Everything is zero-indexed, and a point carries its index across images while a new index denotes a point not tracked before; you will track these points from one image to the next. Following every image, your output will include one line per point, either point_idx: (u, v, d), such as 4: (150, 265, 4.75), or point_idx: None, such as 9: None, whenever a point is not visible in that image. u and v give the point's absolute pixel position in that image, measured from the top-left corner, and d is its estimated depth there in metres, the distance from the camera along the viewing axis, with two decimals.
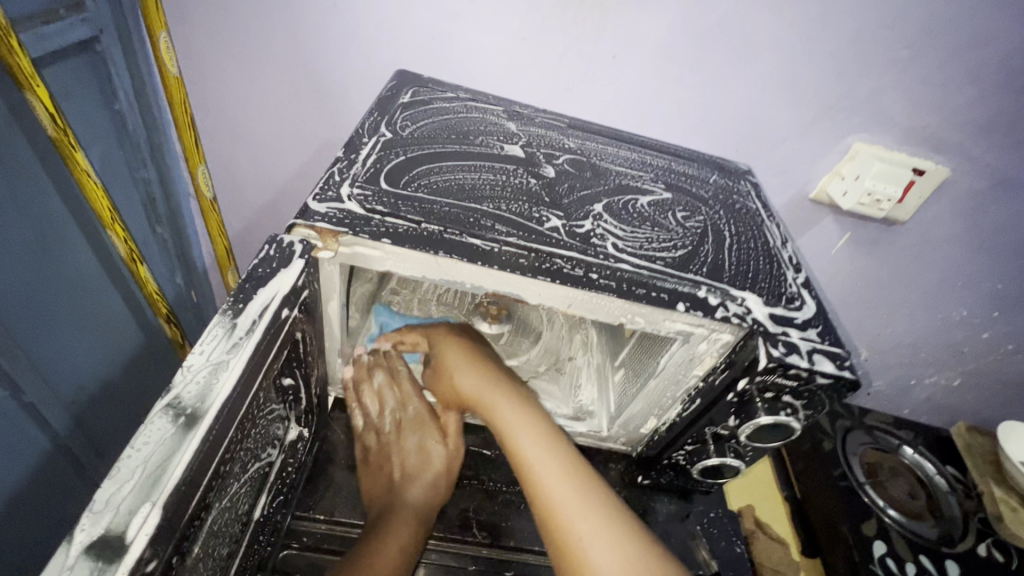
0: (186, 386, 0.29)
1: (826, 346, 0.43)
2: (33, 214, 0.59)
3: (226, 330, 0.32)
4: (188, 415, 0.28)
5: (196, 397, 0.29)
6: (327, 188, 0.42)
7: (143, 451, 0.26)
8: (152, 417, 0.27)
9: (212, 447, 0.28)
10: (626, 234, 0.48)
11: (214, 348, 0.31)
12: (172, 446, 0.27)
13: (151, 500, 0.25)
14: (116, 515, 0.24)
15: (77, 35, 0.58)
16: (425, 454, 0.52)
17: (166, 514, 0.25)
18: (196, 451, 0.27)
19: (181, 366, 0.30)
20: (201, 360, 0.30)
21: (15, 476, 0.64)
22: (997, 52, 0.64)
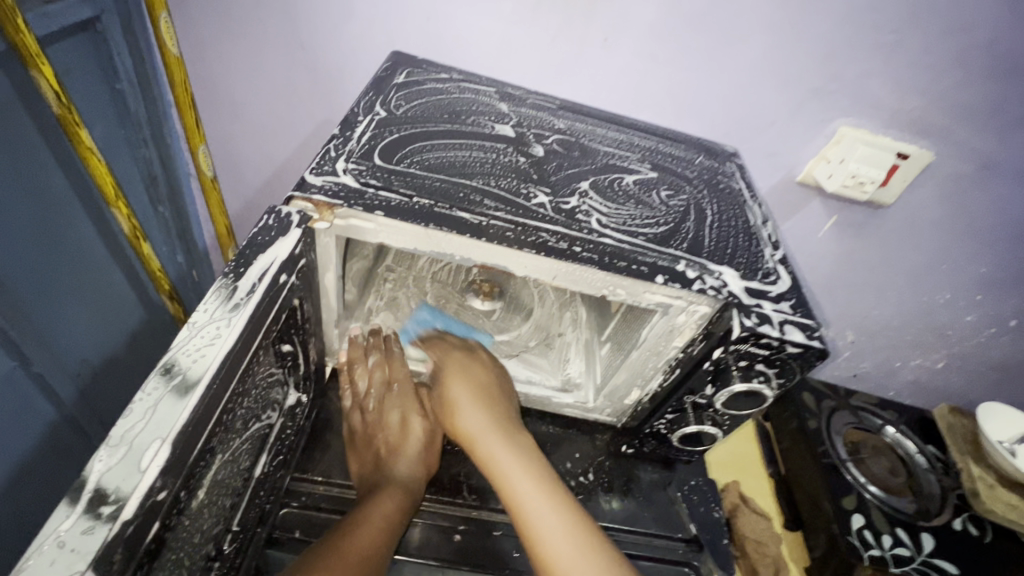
0: (191, 341, 0.31)
1: (797, 318, 0.46)
2: (38, 190, 0.61)
3: (227, 293, 0.34)
4: (194, 365, 0.30)
5: (201, 350, 0.31)
6: (323, 163, 0.44)
7: (151, 397, 0.29)
8: (160, 367, 0.29)
9: (216, 395, 0.31)
10: (611, 211, 0.50)
11: (215, 308, 0.33)
12: (181, 392, 0.29)
13: (162, 437, 0.27)
14: (130, 450, 0.27)
15: (78, 14, 0.59)
16: (406, 429, 0.55)
17: (175, 450, 0.27)
18: (201, 397, 0.29)
19: (187, 324, 0.32)
20: (205, 319, 0.32)
21: (24, 444, 0.67)
22: (980, 38, 0.66)
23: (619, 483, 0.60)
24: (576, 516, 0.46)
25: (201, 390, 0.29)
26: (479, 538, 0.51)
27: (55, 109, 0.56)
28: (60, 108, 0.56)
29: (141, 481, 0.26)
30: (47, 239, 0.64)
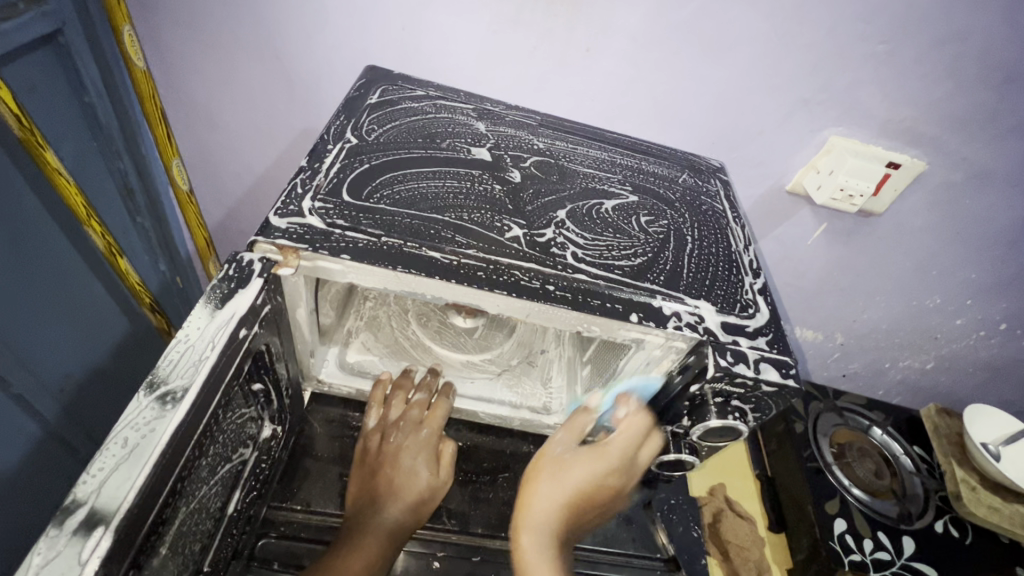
0: (141, 412, 0.31)
1: (773, 355, 0.45)
2: (9, 213, 0.59)
3: (182, 356, 0.33)
4: (141, 442, 0.29)
5: (149, 423, 0.30)
6: (289, 201, 0.43)
7: (95, 480, 0.28)
8: (107, 445, 0.29)
9: (168, 466, 0.30)
10: (587, 242, 0.49)
11: (170, 371, 0.32)
12: (126, 470, 0.28)
13: (104, 522, 0.27)
14: (73, 535, 0.26)
15: (38, 28, 0.56)
16: (415, 474, 0.52)
17: (119, 537, 0.27)
18: (148, 476, 0.29)
19: (138, 394, 0.31)
20: (162, 385, 0.32)
21: (8, 463, 0.67)
22: (977, 46, 0.64)
23: None
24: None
25: (150, 466, 0.29)
26: (458, 563, 0.52)
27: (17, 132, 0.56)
28: (23, 130, 0.57)
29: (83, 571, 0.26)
30: (22, 261, 0.63)
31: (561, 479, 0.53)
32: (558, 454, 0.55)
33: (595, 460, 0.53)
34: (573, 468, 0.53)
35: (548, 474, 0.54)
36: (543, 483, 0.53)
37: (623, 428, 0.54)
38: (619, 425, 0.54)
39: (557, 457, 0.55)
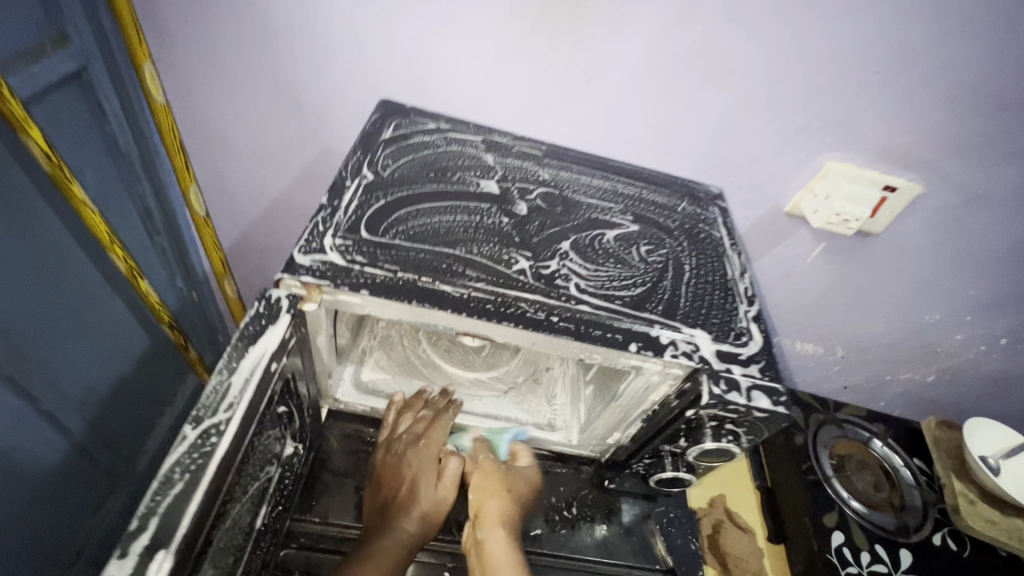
0: (189, 443, 0.34)
1: (765, 382, 0.48)
2: (38, 239, 0.64)
3: (223, 391, 0.37)
4: (194, 472, 0.33)
5: (196, 454, 0.34)
6: (312, 239, 0.46)
7: (155, 506, 0.31)
8: (160, 476, 0.32)
9: (215, 492, 0.34)
10: (590, 273, 0.51)
11: (211, 405, 0.36)
12: (177, 500, 0.32)
13: (164, 546, 0.30)
14: (133, 560, 0.30)
15: (64, 67, 0.61)
16: (418, 489, 0.54)
17: (177, 559, 0.30)
18: (200, 502, 0.32)
19: (184, 428, 0.35)
20: (204, 420, 0.35)
21: (33, 467, 0.73)
22: (970, 76, 0.65)
23: (600, 514, 0.63)
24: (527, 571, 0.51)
25: (199, 495, 0.32)
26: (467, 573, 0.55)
27: (48, 168, 0.61)
28: (53, 166, 0.62)
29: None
30: (49, 280, 0.68)
31: (506, 482, 0.58)
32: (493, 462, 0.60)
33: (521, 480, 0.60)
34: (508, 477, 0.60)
35: (492, 477, 0.58)
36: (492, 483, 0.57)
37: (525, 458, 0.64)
38: (519, 455, 0.63)
39: (492, 465, 0.59)
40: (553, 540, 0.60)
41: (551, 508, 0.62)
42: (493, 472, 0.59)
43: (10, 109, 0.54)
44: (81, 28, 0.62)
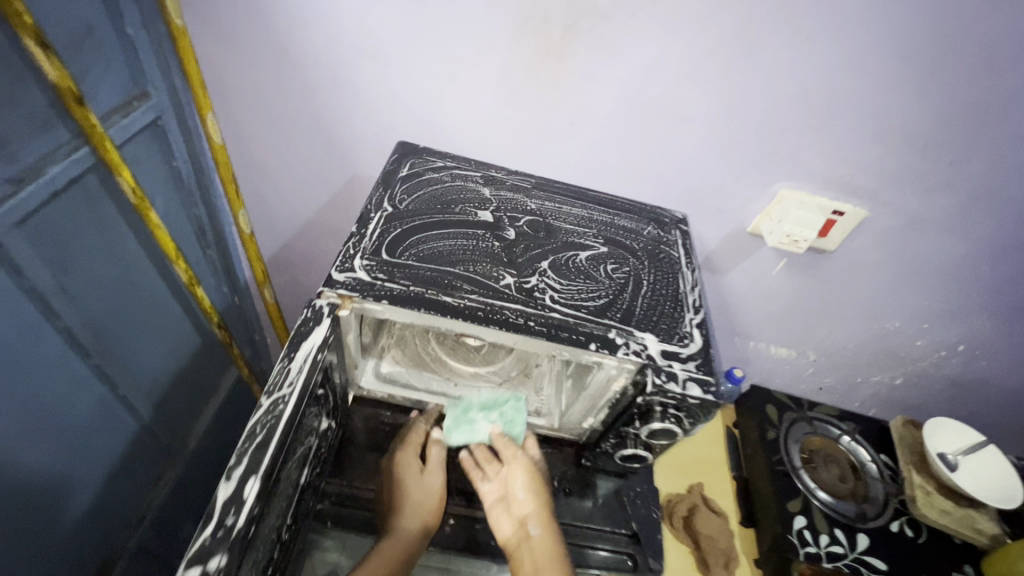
0: (265, 410, 0.50)
1: (699, 375, 0.60)
2: (115, 253, 0.80)
3: (287, 375, 0.52)
4: (268, 427, 0.48)
5: (269, 417, 0.49)
6: (345, 261, 0.60)
7: (243, 451, 0.46)
8: (247, 430, 0.48)
9: (282, 444, 0.48)
10: (563, 287, 0.65)
11: (278, 382, 0.52)
12: (260, 446, 0.47)
13: (255, 474, 0.45)
14: (236, 482, 0.45)
15: (145, 118, 0.76)
16: (408, 489, 0.68)
17: (261, 486, 0.45)
18: (273, 450, 0.47)
19: (261, 400, 0.50)
20: (275, 393, 0.51)
21: (107, 439, 0.89)
22: (895, 120, 0.76)
23: (577, 487, 0.76)
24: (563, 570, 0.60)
25: (273, 443, 0.47)
26: (464, 528, 0.70)
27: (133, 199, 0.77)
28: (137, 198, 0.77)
29: (243, 503, 0.44)
30: (126, 286, 0.84)
31: (530, 487, 0.68)
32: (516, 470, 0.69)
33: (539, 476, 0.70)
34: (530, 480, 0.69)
35: (519, 485, 0.68)
36: (520, 493, 0.67)
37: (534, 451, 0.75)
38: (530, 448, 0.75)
39: (514, 474, 0.69)
40: None
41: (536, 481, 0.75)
42: (531, 479, 0.69)
43: (110, 156, 0.70)
44: (158, 86, 0.77)
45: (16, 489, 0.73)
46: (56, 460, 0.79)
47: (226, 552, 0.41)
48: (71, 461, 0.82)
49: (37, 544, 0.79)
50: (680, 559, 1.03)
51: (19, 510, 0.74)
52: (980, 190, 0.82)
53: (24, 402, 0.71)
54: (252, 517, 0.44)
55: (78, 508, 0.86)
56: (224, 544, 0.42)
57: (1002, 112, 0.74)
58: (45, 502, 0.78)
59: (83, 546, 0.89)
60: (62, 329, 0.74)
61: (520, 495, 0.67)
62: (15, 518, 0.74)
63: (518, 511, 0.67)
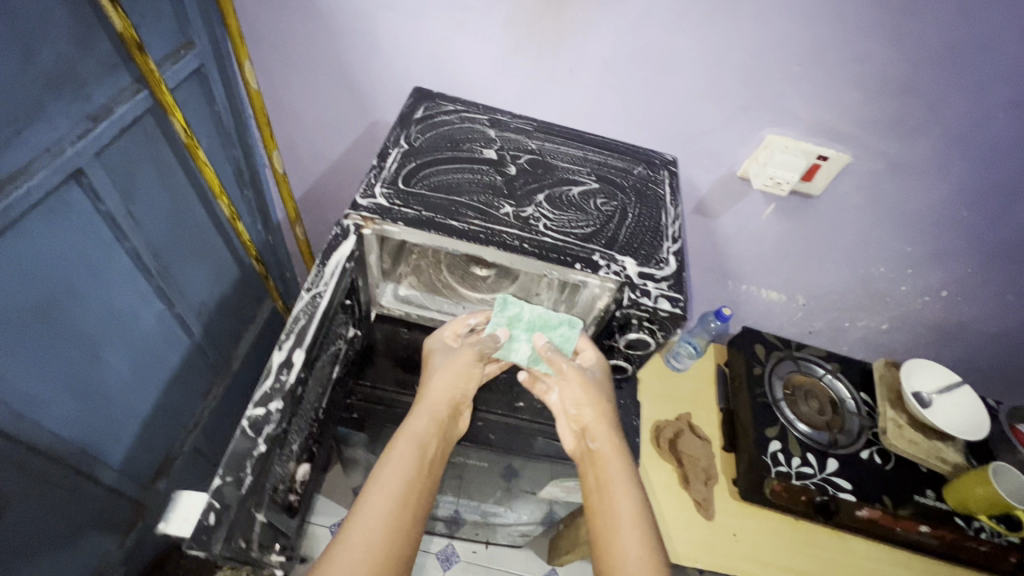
0: (307, 301, 0.61)
1: (669, 293, 0.70)
2: (168, 185, 0.91)
3: (322, 276, 0.63)
4: (308, 314, 0.60)
5: (308, 306, 0.61)
6: (367, 189, 0.70)
7: (290, 330, 0.58)
8: (293, 316, 0.60)
9: (320, 327, 0.61)
10: (556, 217, 0.74)
11: (316, 280, 0.63)
12: (302, 328, 0.59)
13: (299, 347, 0.57)
14: (286, 351, 0.57)
15: (190, 65, 0.86)
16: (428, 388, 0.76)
17: (304, 355, 0.57)
18: (313, 329, 0.59)
19: (301, 294, 0.62)
20: (313, 290, 0.62)
21: (164, 350, 1.03)
22: (875, 68, 0.81)
23: None
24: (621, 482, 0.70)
25: (313, 326, 0.59)
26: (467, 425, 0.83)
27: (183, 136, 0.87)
28: (186, 136, 0.87)
29: (292, 365, 0.56)
30: (178, 217, 0.96)
31: (582, 405, 0.76)
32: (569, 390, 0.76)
33: (589, 391, 0.75)
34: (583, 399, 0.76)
35: (574, 404, 0.77)
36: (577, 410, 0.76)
37: (586, 354, 0.79)
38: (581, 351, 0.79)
39: (567, 395, 0.77)
40: (530, 411, 0.86)
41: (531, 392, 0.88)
42: (589, 393, 0.75)
43: (163, 97, 0.80)
44: (201, 36, 0.87)
45: (97, 383, 0.88)
46: (125, 362, 0.94)
47: (282, 399, 0.54)
48: (138, 366, 0.97)
49: (115, 431, 0.95)
50: (663, 475, 1.16)
51: (99, 400, 0.89)
52: (958, 135, 0.87)
53: (103, 309, 0.85)
54: (298, 377, 0.56)
55: (145, 409, 1.02)
56: (279, 394, 0.54)
57: (977, 58, 0.78)
58: (119, 397, 0.94)
59: (150, 440, 1.06)
60: (130, 249, 0.86)
61: (581, 410, 0.76)
62: (96, 407, 0.89)
63: (582, 425, 0.76)
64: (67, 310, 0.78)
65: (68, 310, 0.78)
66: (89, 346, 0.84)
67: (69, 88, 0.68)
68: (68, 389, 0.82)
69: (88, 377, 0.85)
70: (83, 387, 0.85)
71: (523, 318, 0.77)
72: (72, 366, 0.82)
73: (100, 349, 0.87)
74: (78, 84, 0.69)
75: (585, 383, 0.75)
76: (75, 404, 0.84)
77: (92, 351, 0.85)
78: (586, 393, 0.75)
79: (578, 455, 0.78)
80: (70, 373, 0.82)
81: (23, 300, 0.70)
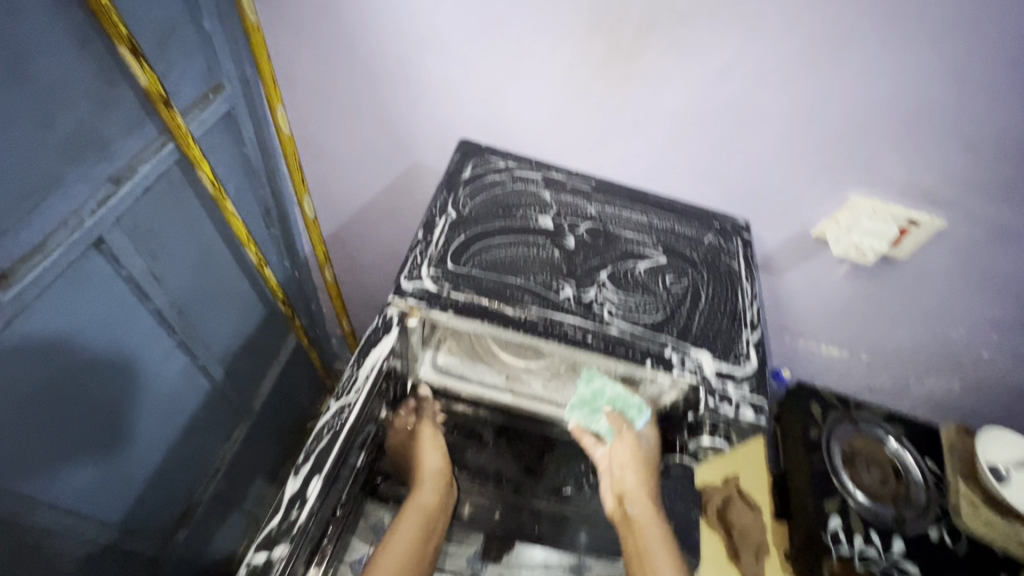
0: (335, 413, 0.56)
1: (751, 397, 0.61)
2: (195, 236, 0.85)
3: (354, 382, 0.57)
4: (332, 432, 0.55)
5: (334, 418, 0.56)
6: (413, 269, 0.63)
7: (311, 449, 0.54)
8: (316, 435, 0.55)
9: (345, 446, 0.55)
10: (621, 300, 0.65)
11: (345, 386, 0.58)
12: (325, 448, 0.54)
13: (317, 474, 0.53)
14: (302, 479, 0.52)
15: (220, 109, 0.79)
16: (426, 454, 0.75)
17: (322, 484, 0.53)
18: (336, 452, 0.54)
19: (330, 403, 0.58)
20: (343, 398, 0.57)
21: (187, 401, 0.98)
22: (990, 131, 0.70)
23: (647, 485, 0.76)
24: (664, 558, 0.62)
25: (336, 448, 0.54)
26: (512, 514, 0.76)
27: (210, 189, 0.81)
28: (214, 189, 0.81)
29: (304, 499, 0.52)
30: (207, 267, 0.91)
31: (622, 468, 0.67)
32: (616, 453, 0.67)
33: (635, 455, 0.67)
34: (626, 463, 0.67)
35: (618, 465, 0.67)
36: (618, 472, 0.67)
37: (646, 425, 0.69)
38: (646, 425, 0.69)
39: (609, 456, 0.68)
40: (580, 499, 0.77)
41: (581, 475, 0.78)
42: (634, 456, 0.67)
43: (192, 153, 0.73)
44: (232, 77, 0.80)
45: (117, 447, 0.83)
46: (147, 421, 0.88)
47: (288, 543, 0.49)
48: (160, 422, 0.91)
49: (133, 490, 0.90)
50: (712, 547, 1.14)
51: (115, 463, 0.83)
52: None
53: (122, 370, 0.79)
54: (312, 512, 0.52)
55: (167, 464, 0.97)
56: (286, 535, 0.50)
57: None
58: (138, 456, 0.88)
59: (170, 493, 1.00)
60: (151, 307, 0.80)
61: (623, 472, 0.67)
62: (115, 472, 0.84)
63: (619, 486, 0.68)
64: (86, 380, 0.72)
65: (86, 379, 0.72)
66: (108, 410, 0.78)
67: (92, 150, 0.62)
68: (85, 455, 0.76)
69: (105, 442, 0.79)
70: (98, 453, 0.79)
71: (604, 393, 0.66)
72: (88, 432, 0.76)
73: (118, 410, 0.80)
74: (102, 144, 0.63)
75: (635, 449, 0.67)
76: (89, 470, 0.78)
77: (111, 415, 0.79)
78: (629, 455, 0.67)
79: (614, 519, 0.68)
80: (86, 440, 0.76)
81: (34, 376, 0.64)
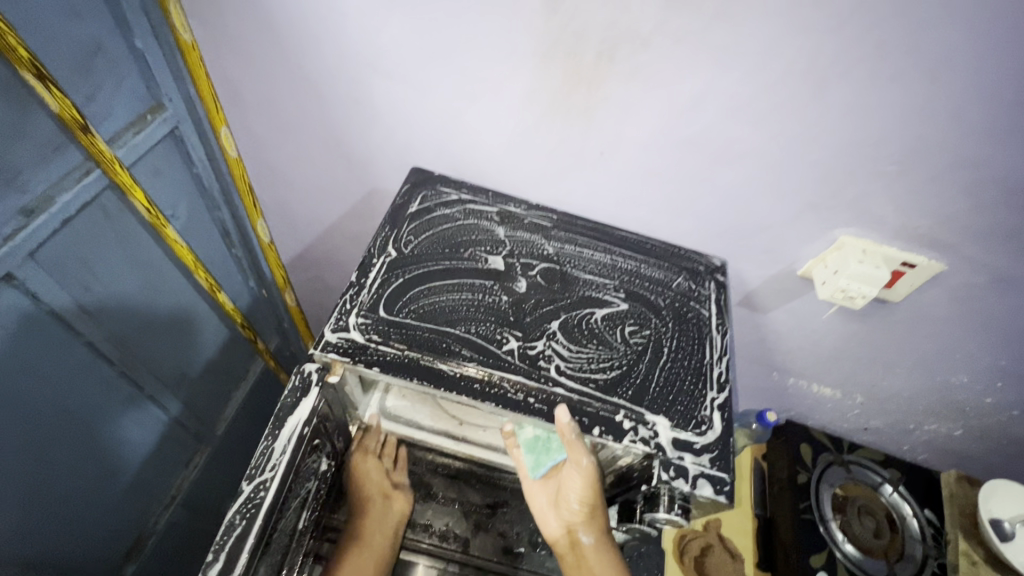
0: (248, 493, 0.49)
1: (712, 471, 0.54)
2: (138, 265, 0.80)
3: (270, 458, 0.51)
4: (247, 519, 0.48)
5: (248, 503, 0.49)
6: (340, 318, 0.57)
7: (220, 544, 0.47)
8: (225, 525, 0.47)
9: (263, 536, 0.48)
10: (572, 354, 0.59)
11: (262, 462, 0.51)
12: (237, 542, 0.47)
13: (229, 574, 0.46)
14: None
15: (158, 131, 0.74)
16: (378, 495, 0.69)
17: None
18: (251, 545, 0.47)
19: (246, 480, 0.50)
20: (256, 479, 0.50)
21: (139, 434, 0.93)
22: (992, 174, 0.63)
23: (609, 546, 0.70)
24: None
25: (252, 538, 0.47)
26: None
27: (147, 216, 0.79)
28: (152, 214, 0.79)
29: None
30: (154, 296, 0.86)
31: (576, 498, 0.59)
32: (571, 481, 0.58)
33: (594, 486, 0.58)
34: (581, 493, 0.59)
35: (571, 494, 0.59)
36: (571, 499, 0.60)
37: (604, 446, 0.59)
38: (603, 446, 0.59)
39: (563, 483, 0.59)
40: (533, 559, 0.72)
41: (536, 532, 0.73)
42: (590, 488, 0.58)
43: (119, 176, 0.70)
44: (172, 97, 0.75)
45: (53, 488, 0.78)
46: (89, 458, 0.83)
47: None
48: (105, 458, 0.86)
49: (74, 530, 0.85)
50: None
51: (49, 506, 0.78)
52: None
53: (54, 409, 0.74)
54: None
55: (117, 500, 0.92)
56: None
57: None
58: (78, 495, 0.83)
59: (121, 528, 0.95)
60: (85, 340, 0.75)
61: (576, 500, 0.59)
62: (50, 514, 0.79)
63: (568, 515, 0.61)
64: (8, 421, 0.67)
65: (3, 421, 0.67)
66: (36, 451, 0.73)
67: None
68: (9, 500, 0.71)
69: (37, 484, 0.74)
70: (30, 495, 0.74)
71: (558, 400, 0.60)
72: (12, 477, 0.70)
73: (51, 451, 0.75)
74: (10, 173, 0.58)
75: (591, 483, 0.57)
76: (16, 517, 0.73)
77: (41, 457, 0.74)
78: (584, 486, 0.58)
79: (560, 547, 0.63)
80: (8, 486, 0.70)
81: None
